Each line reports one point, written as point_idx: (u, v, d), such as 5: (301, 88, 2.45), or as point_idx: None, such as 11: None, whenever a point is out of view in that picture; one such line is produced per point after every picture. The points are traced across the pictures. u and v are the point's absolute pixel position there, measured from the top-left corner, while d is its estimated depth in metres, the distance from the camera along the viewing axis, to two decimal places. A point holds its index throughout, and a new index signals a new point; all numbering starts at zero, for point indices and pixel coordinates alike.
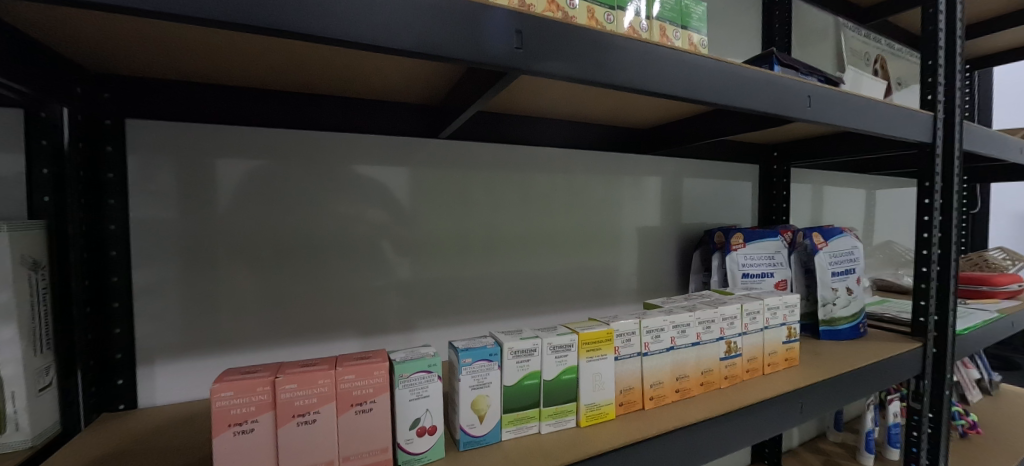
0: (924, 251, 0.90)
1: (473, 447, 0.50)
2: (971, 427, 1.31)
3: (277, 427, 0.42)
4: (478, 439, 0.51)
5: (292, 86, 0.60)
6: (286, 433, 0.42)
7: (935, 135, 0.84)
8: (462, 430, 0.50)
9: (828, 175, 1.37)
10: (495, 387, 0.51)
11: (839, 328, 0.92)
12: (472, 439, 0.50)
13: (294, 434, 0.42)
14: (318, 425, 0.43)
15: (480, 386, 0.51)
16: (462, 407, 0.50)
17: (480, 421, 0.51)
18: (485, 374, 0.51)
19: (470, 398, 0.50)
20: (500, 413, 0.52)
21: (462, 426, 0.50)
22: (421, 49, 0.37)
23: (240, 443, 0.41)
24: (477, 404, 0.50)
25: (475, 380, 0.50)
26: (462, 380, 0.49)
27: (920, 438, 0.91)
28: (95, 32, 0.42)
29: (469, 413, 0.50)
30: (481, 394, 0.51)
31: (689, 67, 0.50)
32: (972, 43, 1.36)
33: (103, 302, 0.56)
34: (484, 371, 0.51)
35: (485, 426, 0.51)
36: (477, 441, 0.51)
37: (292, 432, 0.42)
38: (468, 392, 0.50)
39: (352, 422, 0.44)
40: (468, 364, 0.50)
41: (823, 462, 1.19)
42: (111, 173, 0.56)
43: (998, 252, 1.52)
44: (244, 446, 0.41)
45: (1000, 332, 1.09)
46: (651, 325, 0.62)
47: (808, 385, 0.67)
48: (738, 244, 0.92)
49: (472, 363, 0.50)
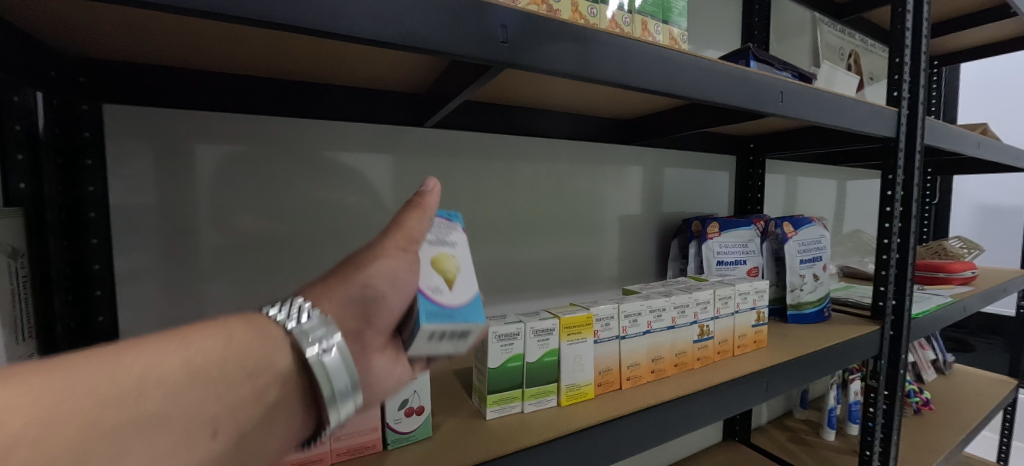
0: (885, 240, 0.95)
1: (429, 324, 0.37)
2: (924, 404, 1.41)
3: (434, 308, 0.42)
4: (434, 308, 0.39)
5: (273, 71, 0.60)
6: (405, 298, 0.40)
7: (899, 130, 0.89)
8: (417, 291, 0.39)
9: (802, 166, 1.42)
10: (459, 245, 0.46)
11: (806, 312, 0.97)
12: (429, 305, 0.38)
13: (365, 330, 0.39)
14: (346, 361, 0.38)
15: (443, 243, 0.44)
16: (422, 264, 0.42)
17: (448, 287, 0.41)
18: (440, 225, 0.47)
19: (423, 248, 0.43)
20: (471, 283, 0.43)
21: (424, 289, 0.39)
22: (406, 41, 0.37)
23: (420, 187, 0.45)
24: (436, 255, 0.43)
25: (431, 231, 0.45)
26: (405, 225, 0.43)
27: (876, 413, 0.97)
28: (70, 15, 0.41)
29: (432, 271, 0.41)
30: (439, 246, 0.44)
31: (668, 61, 0.52)
32: (940, 41, 1.42)
33: (84, 289, 0.55)
34: (446, 230, 0.47)
35: (455, 293, 0.41)
36: (436, 316, 0.38)
37: (392, 277, 0.39)
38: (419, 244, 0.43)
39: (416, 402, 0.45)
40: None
41: (788, 438, 1.26)
42: (88, 159, 0.54)
43: (955, 241, 1.61)
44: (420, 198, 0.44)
45: (954, 315, 1.16)
46: (629, 309, 0.65)
47: (774, 365, 0.71)
48: (714, 233, 0.95)
49: None
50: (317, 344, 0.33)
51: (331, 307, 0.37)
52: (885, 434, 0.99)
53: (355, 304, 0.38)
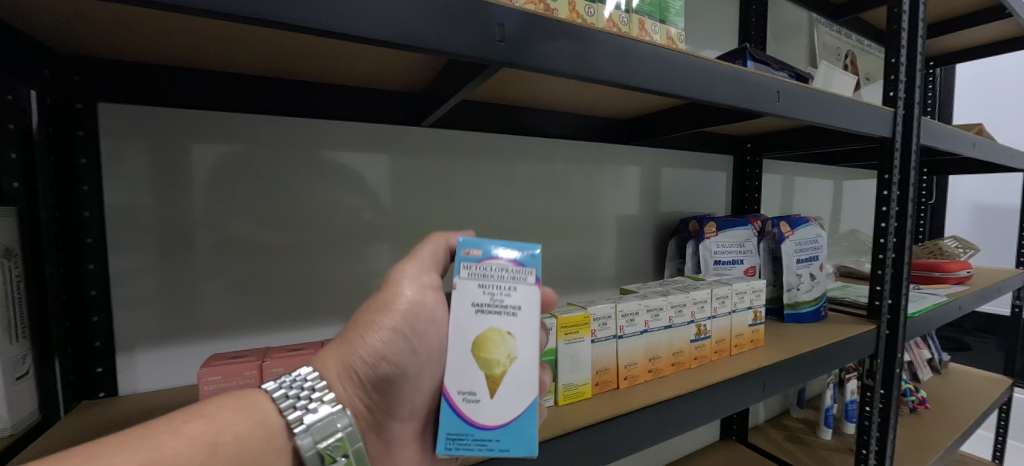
0: (881, 240, 0.95)
1: (450, 454, 0.39)
2: (920, 403, 1.42)
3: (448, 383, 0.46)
4: (465, 431, 0.40)
5: (269, 70, 0.59)
6: (420, 374, 0.44)
7: (895, 130, 0.89)
8: (450, 405, 0.40)
9: (799, 166, 1.42)
10: (521, 321, 0.41)
11: (802, 311, 0.97)
12: (459, 426, 0.40)
13: (381, 409, 0.45)
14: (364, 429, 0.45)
15: (492, 320, 0.41)
16: (466, 354, 0.40)
17: (489, 394, 0.40)
18: (507, 272, 0.43)
19: (474, 335, 0.40)
20: (516, 399, 0.41)
21: (457, 397, 0.40)
22: (403, 40, 0.37)
23: (423, 247, 0.46)
24: (486, 347, 0.40)
25: (493, 294, 0.42)
26: (455, 297, 0.41)
27: (872, 412, 0.96)
28: (64, 13, 0.40)
29: (473, 375, 0.40)
30: (495, 326, 0.41)
31: (665, 62, 0.52)
32: (936, 41, 1.42)
33: (79, 289, 0.55)
34: (504, 290, 0.42)
35: (490, 413, 0.40)
36: (462, 445, 0.40)
37: (401, 349, 0.43)
38: (469, 329, 0.40)
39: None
40: (474, 256, 0.43)
41: (785, 437, 1.26)
42: (83, 159, 0.54)
43: (951, 241, 1.61)
44: (416, 260, 0.45)
45: (949, 314, 1.16)
46: (626, 309, 0.65)
47: (771, 364, 0.71)
48: (712, 232, 0.95)
49: (480, 261, 0.43)
50: (330, 454, 0.39)
51: (347, 386, 0.43)
52: (881, 434, 1.00)
53: (371, 381, 0.44)
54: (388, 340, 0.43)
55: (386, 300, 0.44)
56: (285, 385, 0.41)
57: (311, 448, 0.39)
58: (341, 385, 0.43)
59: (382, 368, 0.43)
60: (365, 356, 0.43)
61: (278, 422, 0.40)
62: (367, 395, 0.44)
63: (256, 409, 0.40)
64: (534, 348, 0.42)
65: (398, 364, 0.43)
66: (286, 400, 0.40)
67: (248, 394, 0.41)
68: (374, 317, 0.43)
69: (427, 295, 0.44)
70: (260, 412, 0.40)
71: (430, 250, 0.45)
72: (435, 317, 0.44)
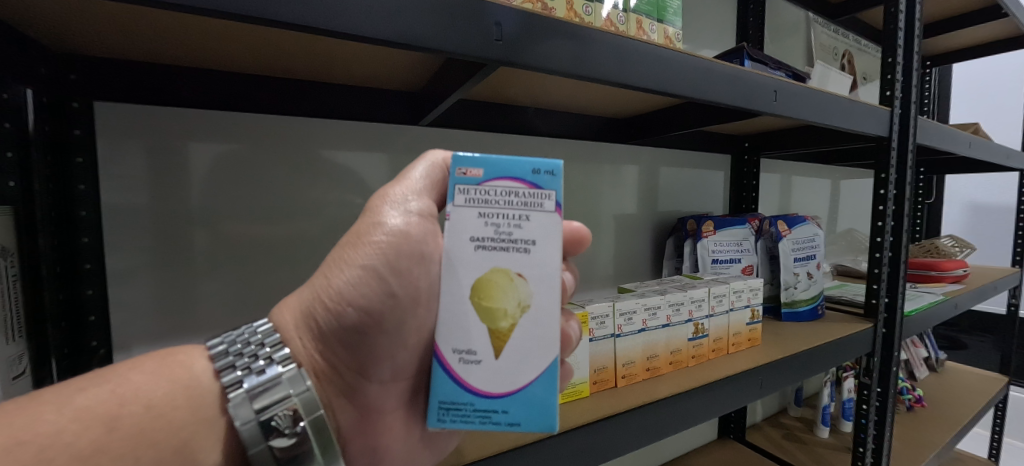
0: (878, 239, 0.96)
1: (443, 426, 0.39)
2: (917, 401, 1.42)
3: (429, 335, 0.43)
4: (463, 401, 0.39)
5: (267, 69, 0.59)
6: (393, 321, 0.42)
7: (892, 129, 0.89)
8: (447, 370, 0.39)
9: (796, 165, 1.42)
10: (529, 259, 0.40)
11: (799, 310, 0.98)
12: (455, 394, 0.39)
13: (349, 366, 0.43)
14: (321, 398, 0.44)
15: (492, 261, 0.39)
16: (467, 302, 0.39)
17: (495, 355, 0.40)
18: (515, 197, 0.40)
19: (475, 279, 0.39)
20: (520, 361, 0.40)
21: (455, 360, 0.39)
22: (400, 39, 0.37)
23: (412, 171, 0.44)
24: (489, 295, 0.39)
25: (497, 227, 0.40)
26: (451, 229, 0.39)
27: (869, 410, 0.97)
28: (58, 11, 0.40)
29: (474, 331, 0.39)
30: (499, 269, 0.39)
31: (663, 61, 0.52)
32: (932, 40, 1.43)
33: (76, 289, 0.55)
34: (510, 222, 0.40)
35: (491, 378, 0.39)
36: (458, 416, 0.39)
37: (370, 293, 0.41)
38: (469, 272, 0.39)
39: (418, 439, 0.47)
40: (474, 178, 0.40)
41: (782, 436, 1.27)
42: (79, 157, 0.53)
43: (948, 240, 1.62)
44: (404, 183, 0.43)
45: (946, 312, 1.17)
46: (624, 307, 0.65)
47: (768, 362, 0.71)
48: (709, 231, 0.95)
49: (485, 183, 0.40)
50: (277, 425, 0.37)
51: (316, 337, 0.43)
52: (878, 432, 1.00)
53: (342, 327, 0.42)
54: (357, 278, 0.41)
55: (362, 233, 0.42)
56: (228, 344, 0.42)
57: (250, 420, 0.37)
58: (299, 342, 0.43)
59: (350, 313, 0.41)
60: (331, 297, 0.41)
61: (213, 387, 0.41)
62: (335, 347, 0.43)
63: (183, 369, 0.41)
64: (542, 293, 0.40)
65: (366, 307, 0.41)
66: (226, 361, 0.40)
67: (181, 354, 0.42)
68: (347, 253, 0.42)
69: (408, 226, 0.42)
70: (185, 371, 0.41)
71: (420, 173, 0.44)
72: (414, 252, 0.42)
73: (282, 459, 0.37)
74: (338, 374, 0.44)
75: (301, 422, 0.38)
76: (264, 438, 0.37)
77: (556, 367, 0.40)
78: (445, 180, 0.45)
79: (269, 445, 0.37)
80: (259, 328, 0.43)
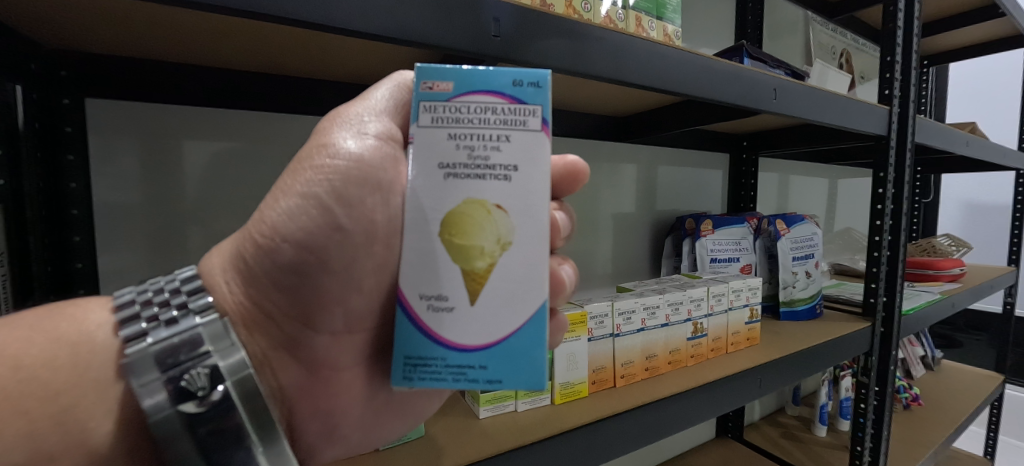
0: (876, 237, 0.95)
1: (411, 385, 0.36)
2: (914, 399, 1.43)
3: (387, 279, 0.39)
4: (434, 356, 0.36)
5: (261, 66, 0.59)
6: (343, 260, 0.37)
7: (889, 128, 0.90)
8: (414, 320, 0.36)
9: (795, 164, 1.43)
10: (510, 187, 0.36)
11: (798, 309, 0.98)
12: (425, 349, 0.36)
13: (290, 315, 0.39)
14: (256, 354, 0.39)
15: (466, 187, 0.36)
16: (437, 237, 0.36)
17: (470, 300, 0.36)
18: (494, 114, 0.37)
19: (447, 212, 0.36)
20: (500, 308, 0.36)
21: (423, 305, 0.36)
22: (396, 34, 0.37)
23: (374, 91, 0.40)
24: (462, 231, 0.36)
25: (472, 151, 0.36)
26: (418, 153, 0.36)
27: (867, 409, 0.97)
28: (46, 5, 0.39)
29: (446, 274, 0.36)
30: (474, 200, 0.36)
31: (663, 56, 0.52)
32: (930, 40, 1.43)
33: (67, 290, 0.54)
34: (485, 143, 0.36)
35: (467, 328, 0.36)
36: (428, 374, 0.36)
37: (306, 225, 0.36)
38: (436, 204, 0.36)
39: (380, 407, 0.45)
40: (444, 95, 0.37)
41: (780, 434, 1.27)
42: (70, 155, 0.52)
43: (945, 239, 1.62)
44: (363, 102, 0.39)
45: (943, 311, 1.17)
46: (623, 307, 0.65)
47: (767, 361, 0.71)
48: (708, 231, 0.95)
49: (457, 101, 0.37)
50: (189, 387, 0.32)
51: (248, 280, 0.38)
52: (876, 430, 1.00)
53: (281, 268, 0.37)
54: (297, 207, 0.36)
55: (306, 156, 0.38)
56: (137, 293, 0.37)
57: (154, 381, 0.32)
58: (223, 291, 0.39)
59: (287, 250, 0.36)
60: (265, 232, 0.37)
61: (110, 343, 0.35)
62: (272, 292, 0.38)
63: (71, 323, 0.36)
64: (524, 228, 0.36)
65: (306, 241, 0.36)
66: (131, 311, 0.35)
67: (73, 307, 0.37)
68: (287, 179, 0.37)
69: (362, 149, 0.37)
70: (74, 325, 0.36)
71: (383, 93, 0.40)
72: (367, 180, 0.37)
73: (194, 429, 0.32)
74: (276, 324, 0.39)
75: (218, 385, 0.33)
76: (173, 402, 0.31)
77: (540, 314, 0.37)
78: (409, 104, 0.41)
79: (177, 410, 0.31)
80: (179, 275, 0.39)
